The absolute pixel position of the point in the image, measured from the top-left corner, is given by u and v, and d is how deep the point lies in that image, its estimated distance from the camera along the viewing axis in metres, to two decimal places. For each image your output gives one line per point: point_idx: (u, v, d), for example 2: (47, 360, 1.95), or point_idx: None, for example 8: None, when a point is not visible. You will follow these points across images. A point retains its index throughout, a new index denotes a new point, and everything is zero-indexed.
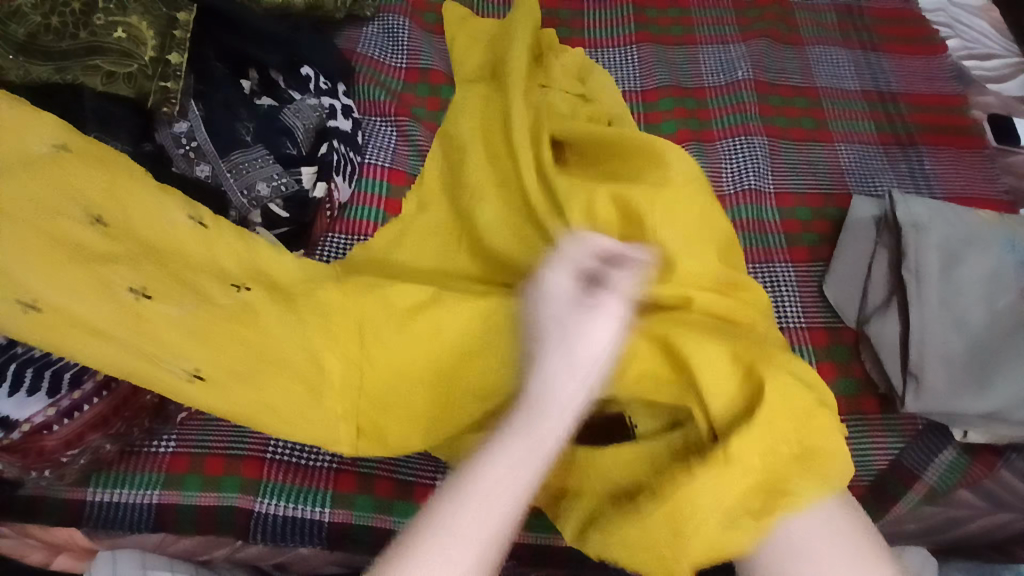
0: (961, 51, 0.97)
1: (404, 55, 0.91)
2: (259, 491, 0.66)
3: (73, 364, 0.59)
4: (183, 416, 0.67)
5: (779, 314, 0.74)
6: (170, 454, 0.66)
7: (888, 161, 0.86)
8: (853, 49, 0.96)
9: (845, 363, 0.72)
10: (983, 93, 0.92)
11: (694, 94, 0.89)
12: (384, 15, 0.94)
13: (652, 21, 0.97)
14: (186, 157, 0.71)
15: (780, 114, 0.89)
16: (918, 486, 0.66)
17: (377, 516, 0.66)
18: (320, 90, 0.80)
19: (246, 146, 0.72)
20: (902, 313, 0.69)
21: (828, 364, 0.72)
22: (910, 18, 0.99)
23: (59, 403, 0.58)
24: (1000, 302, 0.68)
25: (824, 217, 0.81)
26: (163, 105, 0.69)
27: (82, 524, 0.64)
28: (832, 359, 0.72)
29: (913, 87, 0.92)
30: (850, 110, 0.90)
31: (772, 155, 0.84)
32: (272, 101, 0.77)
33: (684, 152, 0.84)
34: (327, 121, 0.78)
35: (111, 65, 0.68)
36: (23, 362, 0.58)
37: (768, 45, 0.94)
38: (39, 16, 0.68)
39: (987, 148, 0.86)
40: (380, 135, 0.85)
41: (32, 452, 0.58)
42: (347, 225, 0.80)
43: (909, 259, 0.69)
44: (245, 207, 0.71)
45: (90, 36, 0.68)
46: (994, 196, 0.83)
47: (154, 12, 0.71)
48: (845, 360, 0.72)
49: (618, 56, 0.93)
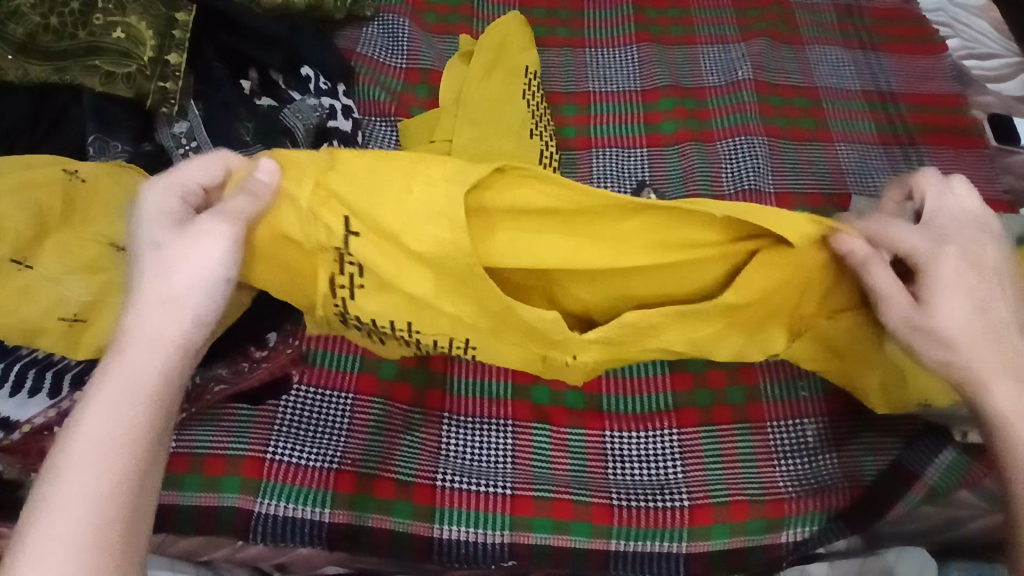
0: (961, 51, 0.97)
1: (404, 55, 0.91)
2: (259, 491, 0.65)
3: (72, 366, 0.60)
4: (183, 416, 0.67)
5: (797, 379, 0.73)
6: (170, 455, 0.66)
7: (888, 161, 0.86)
8: (853, 49, 0.96)
9: (740, 406, 0.72)
10: (983, 93, 0.92)
11: (694, 94, 0.89)
12: (384, 15, 0.94)
13: (652, 21, 0.97)
14: (185, 156, 0.71)
15: (780, 114, 0.88)
16: (918, 486, 0.66)
17: (377, 517, 0.65)
18: (320, 91, 0.80)
19: (246, 146, 0.72)
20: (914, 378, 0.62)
21: (723, 408, 0.72)
22: (910, 17, 0.99)
23: (59, 404, 0.59)
24: None
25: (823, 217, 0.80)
26: (163, 105, 0.70)
27: None
28: (729, 403, 0.72)
29: (913, 87, 0.92)
30: (850, 110, 0.90)
31: (772, 155, 0.84)
32: (272, 101, 0.77)
33: (684, 152, 0.84)
34: (327, 121, 0.78)
35: (110, 66, 0.69)
36: (26, 363, 0.60)
37: (768, 45, 0.94)
38: (38, 16, 0.68)
39: (987, 148, 0.86)
40: (379, 134, 0.84)
41: (32, 453, 0.59)
42: (320, 377, 0.71)
43: None
44: None
45: (89, 36, 0.69)
46: (995, 196, 0.83)
47: (153, 12, 0.71)
48: (739, 404, 0.72)
49: (617, 57, 0.93)
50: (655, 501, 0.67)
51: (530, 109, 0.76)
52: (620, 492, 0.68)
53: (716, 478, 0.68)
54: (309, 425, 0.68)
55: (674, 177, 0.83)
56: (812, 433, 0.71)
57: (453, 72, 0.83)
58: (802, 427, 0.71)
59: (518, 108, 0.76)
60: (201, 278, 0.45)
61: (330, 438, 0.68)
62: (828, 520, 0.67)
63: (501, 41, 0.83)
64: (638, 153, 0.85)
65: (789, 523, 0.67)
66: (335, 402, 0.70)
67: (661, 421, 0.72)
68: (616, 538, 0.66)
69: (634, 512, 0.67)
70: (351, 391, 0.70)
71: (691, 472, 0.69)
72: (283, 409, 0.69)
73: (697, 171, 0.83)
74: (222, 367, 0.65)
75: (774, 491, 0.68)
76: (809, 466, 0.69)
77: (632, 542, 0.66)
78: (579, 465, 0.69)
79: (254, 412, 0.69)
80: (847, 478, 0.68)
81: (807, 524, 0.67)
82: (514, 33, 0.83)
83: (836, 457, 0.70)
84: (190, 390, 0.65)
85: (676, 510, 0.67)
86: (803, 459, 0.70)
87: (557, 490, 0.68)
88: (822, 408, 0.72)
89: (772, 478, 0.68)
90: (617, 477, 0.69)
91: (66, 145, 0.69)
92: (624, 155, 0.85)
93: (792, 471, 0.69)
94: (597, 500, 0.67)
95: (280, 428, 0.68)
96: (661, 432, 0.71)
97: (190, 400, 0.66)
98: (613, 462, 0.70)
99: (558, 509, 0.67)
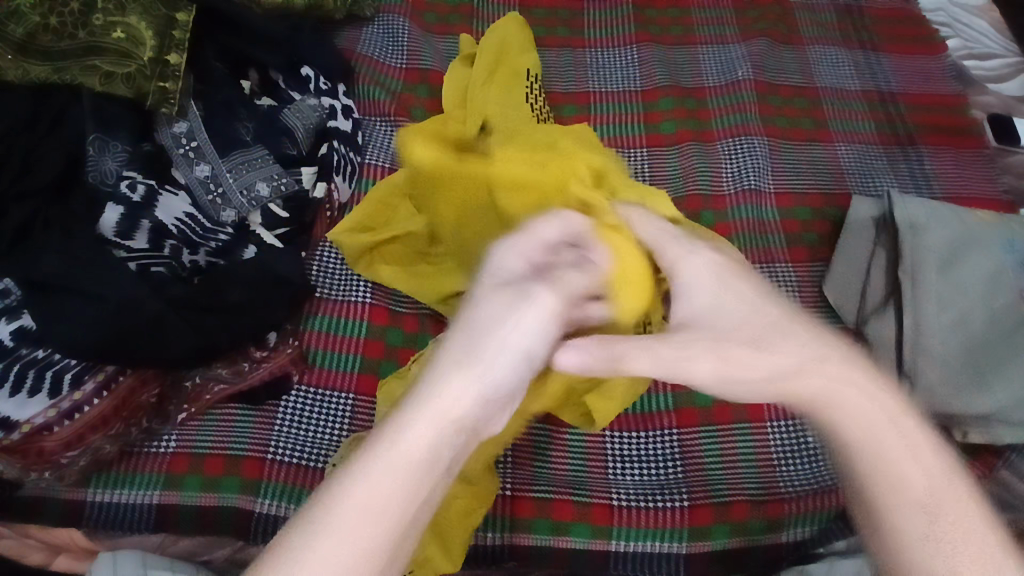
0: (961, 51, 0.97)
1: (404, 55, 0.91)
2: (258, 492, 0.65)
3: (73, 365, 0.61)
4: (183, 416, 0.67)
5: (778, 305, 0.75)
6: (170, 455, 0.66)
7: (888, 161, 0.86)
8: (853, 49, 0.96)
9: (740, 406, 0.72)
10: (982, 93, 0.92)
11: (694, 94, 0.89)
12: (384, 15, 0.94)
13: (653, 21, 0.96)
14: (186, 157, 0.71)
15: (780, 114, 0.88)
16: None
17: None
18: (320, 91, 0.80)
19: (246, 146, 0.73)
20: (898, 316, 0.67)
21: (723, 408, 0.72)
22: (910, 18, 0.99)
23: (59, 404, 0.60)
24: (1000, 300, 0.66)
25: (823, 217, 0.80)
26: (163, 104, 0.71)
27: (82, 524, 0.63)
28: (729, 402, 0.72)
29: (913, 87, 0.92)
30: (850, 109, 0.90)
31: (772, 155, 0.84)
32: (272, 102, 0.78)
33: (684, 152, 0.84)
34: (328, 122, 0.78)
35: (110, 66, 0.69)
36: (26, 363, 0.60)
37: (768, 45, 0.94)
38: (37, 15, 0.68)
39: (987, 148, 0.86)
40: (379, 135, 0.84)
41: (32, 453, 0.58)
42: (321, 377, 0.70)
43: (907, 260, 0.67)
44: (245, 207, 0.71)
45: (89, 36, 0.69)
46: (994, 197, 0.83)
47: (153, 12, 0.71)
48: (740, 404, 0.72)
49: (617, 57, 0.93)
50: (655, 501, 0.68)
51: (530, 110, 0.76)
52: (620, 493, 0.68)
53: (716, 478, 0.68)
54: (309, 425, 0.68)
55: (674, 177, 0.83)
56: (813, 434, 0.71)
57: (453, 73, 0.83)
58: (803, 428, 0.71)
59: (521, 109, 0.75)
60: (534, 334, 0.38)
61: (330, 438, 0.68)
62: (828, 520, 0.67)
63: (502, 41, 0.82)
64: (637, 153, 0.85)
65: (788, 524, 0.67)
66: (335, 401, 0.70)
67: (661, 421, 0.72)
68: (616, 539, 0.66)
69: (634, 512, 0.67)
70: (351, 392, 0.70)
71: (691, 472, 0.69)
72: (283, 409, 0.69)
73: (697, 171, 0.83)
74: (222, 367, 0.67)
75: (775, 492, 0.68)
76: (810, 467, 0.69)
77: (633, 542, 0.66)
78: (580, 465, 0.69)
79: (254, 413, 0.69)
80: None
81: (808, 524, 0.67)
82: (512, 32, 0.83)
83: None
84: (189, 390, 0.67)
85: (676, 510, 0.67)
86: (805, 460, 0.69)
87: (558, 491, 0.68)
88: None
89: (773, 478, 0.69)
90: (618, 478, 0.69)
91: (62, 146, 0.67)
92: (624, 155, 0.85)
93: (792, 472, 0.69)
94: (597, 500, 0.68)
95: (280, 428, 0.68)
96: (661, 432, 0.71)
97: (189, 400, 0.67)
98: (613, 462, 0.70)
99: (558, 509, 0.67)
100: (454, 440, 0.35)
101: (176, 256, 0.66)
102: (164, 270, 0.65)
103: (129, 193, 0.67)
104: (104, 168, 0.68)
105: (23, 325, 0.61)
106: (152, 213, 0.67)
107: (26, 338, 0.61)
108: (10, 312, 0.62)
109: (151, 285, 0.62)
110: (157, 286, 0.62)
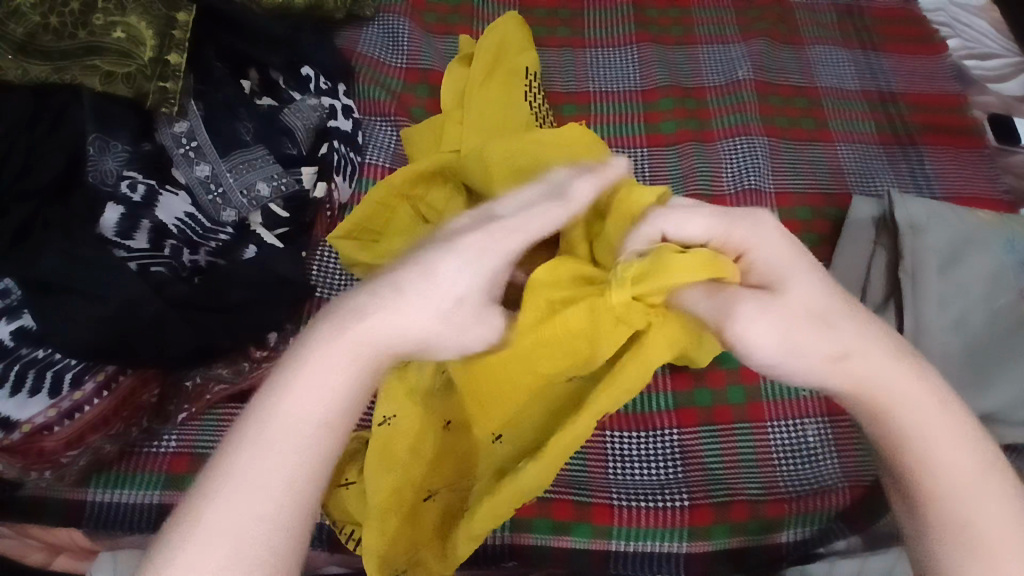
0: (961, 51, 0.97)
1: (404, 55, 0.91)
2: None
3: (73, 365, 0.61)
4: (184, 416, 0.67)
5: None
6: (171, 455, 0.66)
7: (888, 161, 0.86)
8: (853, 49, 0.96)
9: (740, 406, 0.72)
10: (982, 93, 0.92)
11: (694, 94, 0.89)
12: (384, 14, 0.94)
13: (653, 21, 0.96)
14: (186, 157, 0.71)
15: (781, 114, 0.88)
16: None
17: None
18: (320, 90, 0.80)
19: (246, 146, 0.73)
20: (898, 314, 0.67)
21: (724, 408, 0.72)
22: (910, 17, 0.99)
23: (59, 403, 0.60)
24: (1000, 302, 0.66)
25: (824, 217, 0.80)
26: (163, 105, 0.70)
27: (82, 524, 0.64)
28: (728, 402, 0.72)
29: (913, 87, 0.92)
30: (850, 109, 0.90)
31: (773, 155, 0.84)
32: (272, 101, 0.78)
33: (684, 152, 0.84)
34: (327, 121, 0.78)
35: (110, 66, 0.69)
36: (26, 363, 0.60)
37: (768, 45, 0.94)
38: (37, 16, 0.68)
39: (986, 148, 0.86)
40: (380, 136, 0.84)
41: (32, 453, 0.59)
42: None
43: (907, 260, 0.67)
44: (244, 207, 0.71)
45: (89, 36, 0.69)
46: (994, 196, 0.83)
47: (153, 12, 0.72)
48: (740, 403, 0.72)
49: (617, 57, 0.93)
50: (655, 501, 0.67)
51: (530, 110, 0.76)
52: (620, 493, 0.68)
53: (716, 478, 0.68)
54: None
55: (675, 177, 0.83)
56: (812, 434, 0.71)
57: (451, 73, 0.83)
58: (803, 428, 0.71)
59: (521, 110, 0.75)
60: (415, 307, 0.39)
61: None
62: (828, 520, 0.67)
63: (500, 39, 0.82)
64: (638, 153, 0.85)
65: (788, 524, 0.67)
66: None
67: (661, 421, 0.72)
68: (616, 538, 0.66)
69: (634, 512, 0.67)
70: None
71: (691, 472, 0.69)
72: None
73: (697, 171, 0.83)
74: (223, 367, 0.67)
75: (775, 492, 0.68)
76: (810, 467, 0.69)
77: (632, 542, 0.66)
78: (579, 465, 0.69)
79: None
80: (848, 478, 0.69)
81: (807, 524, 0.67)
82: (511, 32, 0.83)
83: (838, 456, 0.70)
84: (189, 390, 0.67)
85: (677, 510, 0.67)
86: (805, 461, 0.69)
87: (558, 490, 0.68)
88: (821, 408, 0.72)
89: (773, 478, 0.68)
90: (618, 477, 0.69)
91: (62, 147, 0.66)
92: (624, 154, 0.85)
93: (793, 472, 0.69)
94: (597, 500, 0.68)
95: None
96: (661, 431, 0.71)
97: (190, 400, 0.67)
98: (613, 461, 0.70)
99: (558, 509, 0.67)
100: (392, 353, 0.39)
101: (176, 256, 0.66)
102: (165, 270, 0.64)
103: (129, 193, 0.67)
104: (105, 167, 0.68)
105: (23, 325, 0.60)
106: (152, 212, 0.67)
107: (26, 337, 0.60)
108: (9, 312, 0.61)
109: (151, 285, 0.62)
110: (157, 285, 0.62)
